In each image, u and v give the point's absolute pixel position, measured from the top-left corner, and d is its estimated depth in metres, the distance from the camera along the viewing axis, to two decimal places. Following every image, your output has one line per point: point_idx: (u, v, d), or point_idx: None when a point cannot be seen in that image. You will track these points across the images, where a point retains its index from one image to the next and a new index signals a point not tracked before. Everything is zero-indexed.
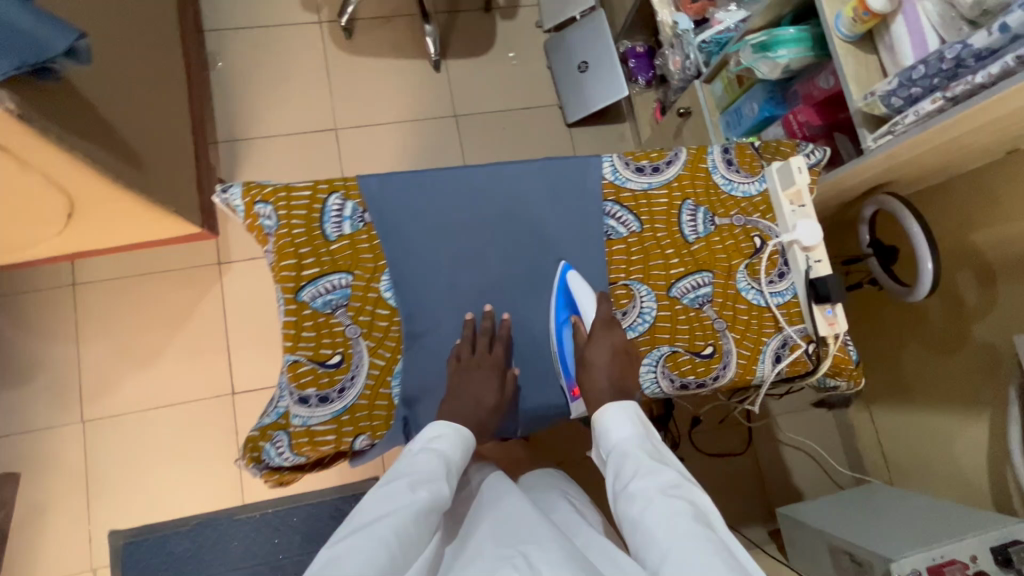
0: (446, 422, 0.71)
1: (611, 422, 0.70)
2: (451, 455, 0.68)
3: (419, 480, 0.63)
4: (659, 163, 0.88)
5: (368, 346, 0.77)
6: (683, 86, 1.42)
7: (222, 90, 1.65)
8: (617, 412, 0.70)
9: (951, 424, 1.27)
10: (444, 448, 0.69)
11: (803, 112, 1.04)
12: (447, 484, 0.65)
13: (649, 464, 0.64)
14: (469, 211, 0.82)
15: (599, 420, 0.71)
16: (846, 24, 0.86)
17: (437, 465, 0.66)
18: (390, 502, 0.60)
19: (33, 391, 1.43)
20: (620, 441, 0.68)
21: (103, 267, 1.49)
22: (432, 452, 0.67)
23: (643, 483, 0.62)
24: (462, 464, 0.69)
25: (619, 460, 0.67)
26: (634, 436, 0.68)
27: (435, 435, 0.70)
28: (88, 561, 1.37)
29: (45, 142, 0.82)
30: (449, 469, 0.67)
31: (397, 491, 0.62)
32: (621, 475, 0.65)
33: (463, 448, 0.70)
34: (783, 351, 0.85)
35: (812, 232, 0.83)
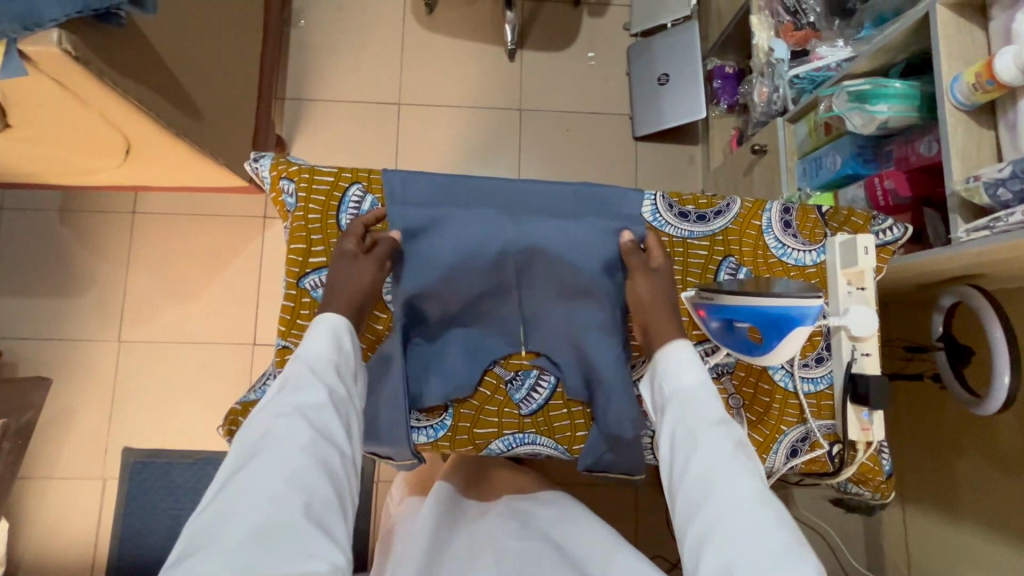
0: (319, 322, 0.68)
1: (679, 363, 0.68)
2: (328, 357, 0.65)
3: (291, 400, 0.62)
4: (706, 211, 0.80)
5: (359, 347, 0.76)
6: (765, 120, 1.31)
7: (300, 49, 1.67)
8: (689, 360, 0.68)
9: (995, 551, 1.11)
10: (312, 350, 0.65)
11: (893, 177, 0.90)
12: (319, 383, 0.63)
13: (717, 416, 0.63)
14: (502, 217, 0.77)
15: (665, 361, 0.69)
16: (963, 89, 0.74)
17: (303, 373, 0.63)
18: (268, 430, 0.60)
19: (81, 304, 1.53)
20: (687, 385, 0.66)
21: (162, 201, 1.57)
22: (300, 361, 0.64)
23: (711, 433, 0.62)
24: (340, 356, 0.66)
25: (681, 400, 0.66)
26: (706, 384, 0.66)
27: (305, 341, 0.67)
28: (100, 470, 1.48)
29: (102, 86, 0.83)
30: (332, 372, 0.64)
31: (279, 415, 0.61)
32: (685, 418, 0.64)
33: (332, 340, 0.66)
34: (801, 446, 0.76)
35: (863, 322, 0.72)
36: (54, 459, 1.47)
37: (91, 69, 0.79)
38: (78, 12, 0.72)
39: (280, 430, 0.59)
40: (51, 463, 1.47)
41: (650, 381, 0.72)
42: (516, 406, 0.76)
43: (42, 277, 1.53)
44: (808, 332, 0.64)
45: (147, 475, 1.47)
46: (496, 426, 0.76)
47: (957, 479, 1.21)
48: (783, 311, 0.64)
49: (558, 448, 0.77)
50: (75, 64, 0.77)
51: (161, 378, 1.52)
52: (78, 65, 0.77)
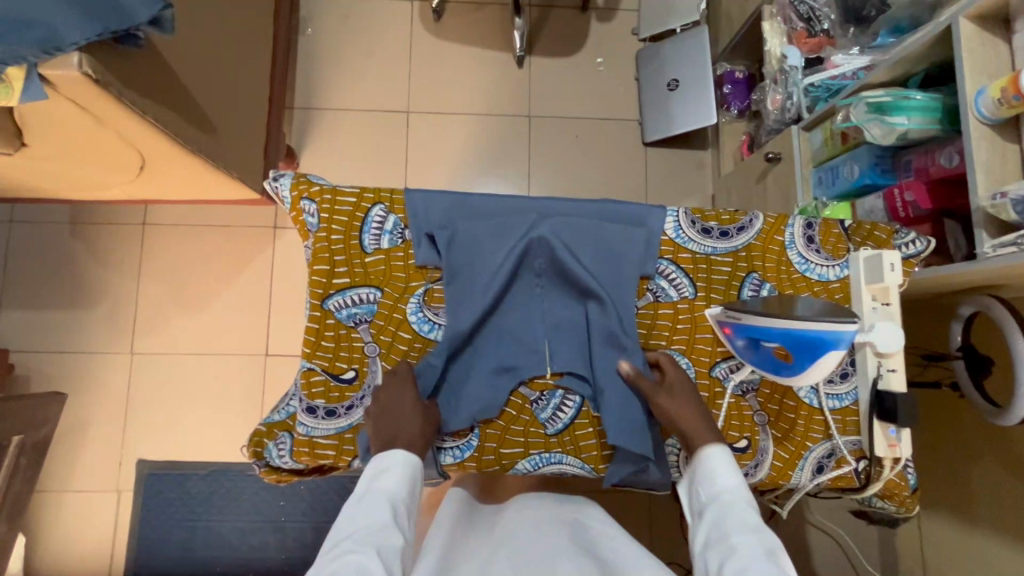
0: (391, 455, 0.66)
1: (714, 467, 0.67)
2: (395, 490, 0.64)
3: (368, 540, 0.58)
4: (729, 227, 0.79)
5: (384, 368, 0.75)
6: (779, 127, 1.30)
7: (307, 57, 1.66)
8: (727, 461, 0.66)
9: (1007, 556, 1.11)
10: (389, 488, 0.64)
11: (914, 189, 0.90)
12: (396, 525, 0.62)
13: (752, 521, 0.60)
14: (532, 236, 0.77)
15: (702, 458, 0.67)
16: (988, 104, 0.74)
17: (382, 511, 0.62)
18: (336, 571, 0.55)
19: (93, 316, 1.53)
20: (726, 491, 0.64)
21: (172, 212, 1.57)
22: (377, 494, 0.63)
23: (743, 538, 0.58)
24: (412, 495, 0.66)
25: (716, 507, 0.63)
26: (740, 488, 0.64)
27: (376, 469, 0.65)
28: (115, 482, 1.48)
29: (119, 107, 0.83)
30: (398, 512, 0.63)
31: (341, 551, 0.57)
32: (719, 523, 0.61)
33: (410, 476, 0.66)
34: (827, 462, 0.76)
35: (890, 338, 0.72)
36: (68, 472, 1.47)
37: (110, 90, 0.78)
38: (98, 36, 0.72)
39: (351, 571, 0.55)
40: (66, 476, 1.47)
41: (687, 483, 0.70)
42: (542, 425, 0.76)
43: (53, 290, 1.53)
44: (840, 357, 0.63)
45: (161, 486, 1.47)
46: (523, 446, 0.76)
47: (972, 485, 1.20)
48: (820, 335, 0.62)
49: (585, 467, 0.77)
50: (95, 87, 0.76)
51: (174, 390, 1.52)
52: (97, 87, 0.77)
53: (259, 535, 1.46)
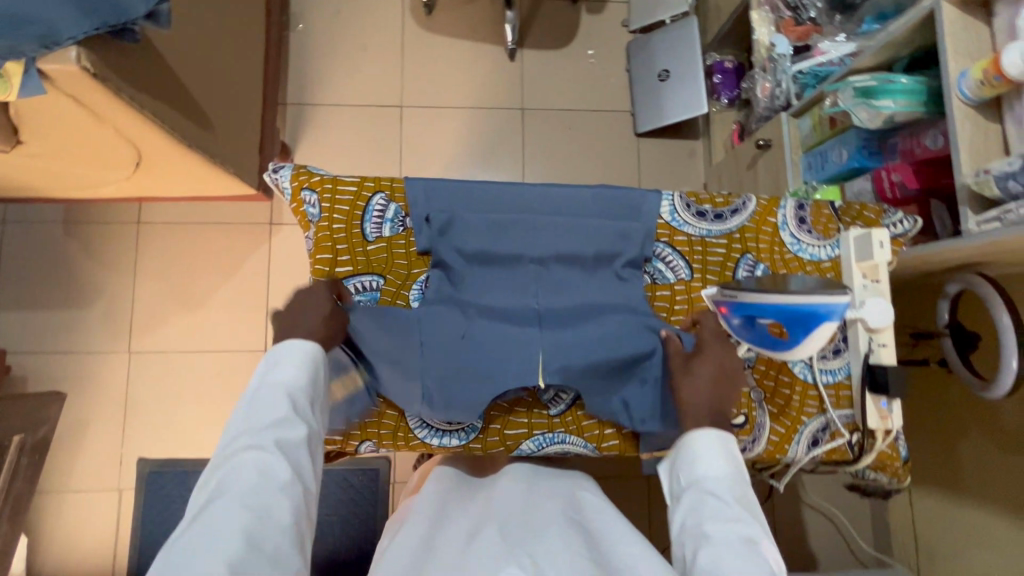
0: (292, 347, 0.64)
1: (702, 450, 0.65)
2: (294, 384, 0.62)
3: (269, 435, 0.58)
4: (723, 210, 0.81)
5: None
6: (769, 115, 1.32)
7: (300, 53, 1.66)
8: (716, 443, 0.65)
9: (995, 527, 1.14)
10: (285, 381, 0.62)
11: (900, 171, 0.93)
12: (297, 415, 0.61)
13: (732, 507, 0.61)
14: (528, 225, 0.79)
15: (692, 441, 0.66)
16: (970, 85, 0.76)
17: (281, 405, 0.60)
18: (237, 473, 0.55)
19: (89, 316, 1.52)
20: (709, 474, 0.64)
21: (166, 211, 1.56)
22: (276, 388, 0.61)
23: (723, 527, 0.59)
24: (314, 387, 0.64)
25: (698, 495, 0.63)
26: (724, 476, 0.64)
27: (274, 363, 0.63)
28: (116, 481, 1.48)
29: (117, 102, 0.83)
30: (297, 404, 0.62)
31: (243, 448, 0.57)
32: (699, 512, 0.62)
33: (310, 368, 0.64)
34: (822, 435, 0.79)
35: (880, 314, 0.74)
36: (69, 472, 1.47)
37: (108, 85, 0.79)
38: (97, 30, 0.72)
39: (252, 471, 0.56)
40: (66, 477, 1.47)
41: (668, 465, 0.69)
42: (545, 407, 0.78)
43: (48, 290, 1.52)
44: (834, 328, 0.66)
45: (163, 484, 1.48)
46: (527, 426, 0.78)
47: (961, 460, 1.23)
48: (813, 308, 0.65)
49: (588, 446, 0.79)
50: (93, 81, 0.77)
51: (173, 388, 1.52)
52: (96, 81, 0.77)
53: None
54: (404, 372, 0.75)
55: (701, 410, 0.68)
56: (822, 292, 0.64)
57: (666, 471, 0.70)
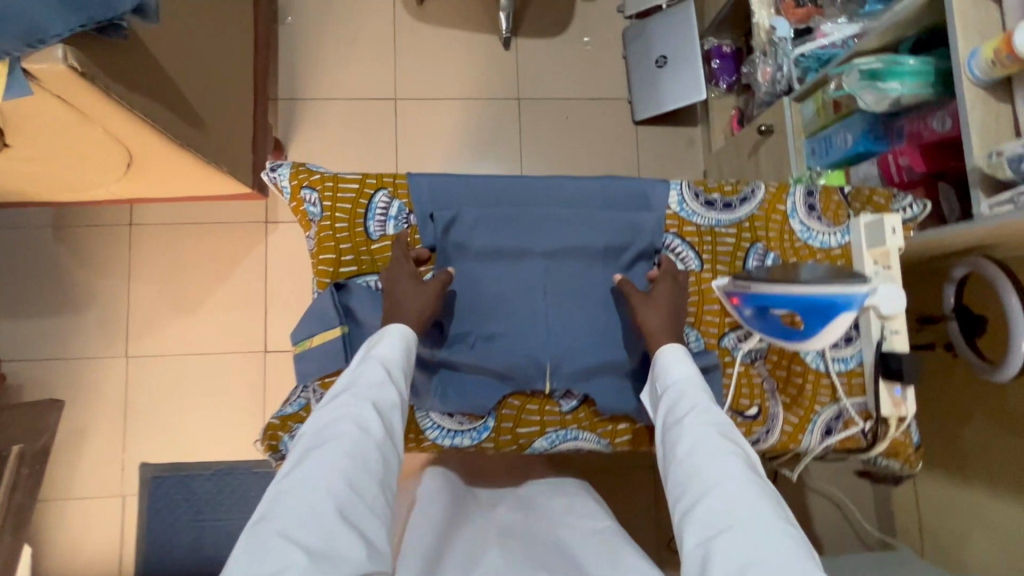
0: (391, 328, 0.68)
1: (669, 362, 0.68)
2: (394, 355, 0.66)
3: (369, 396, 0.61)
4: (732, 198, 0.80)
5: None
6: (770, 101, 1.30)
7: (289, 47, 1.62)
8: (677, 355, 0.68)
9: (1002, 509, 1.14)
10: (381, 348, 0.66)
11: (907, 154, 0.92)
12: (392, 384, 0.64)
13: (695, 407, 0.62)
14: (536, 220, 0.77)
15: (658, 360, 0.69)
16: (981, 65, 0.75)
17: (380, 372, 0.64)
18: (338, 425, 0.59)
19: (84, 321, 1.50)
20: (672, 383, 0.66)
21: (159, 212, 1.53)
22: (374, 359, 0.65)
23: (692, 424, 0.60)
24: (407, 363, 0.68)
25: (672, 398, 0.64)
26: (695, 379, 0.65)
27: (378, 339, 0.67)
28: (119, 488, 1.46)
29: (107, 102, 0.80)
30: (395, 369, 0.65)
31: (343, 403, 0.61)
32: (671, 414, 0.63)
33: (406, 346, 0.67)
34: (836, 424, 0.78)
35: (893, 300, 0.73)
36: (70, 479, 1.45)
37: (97, 84, 0.76)
38: (84, 26, 0.70)
39: (348, 426, 0.59)
40: (68, 484, 1.45)
41: (646, 387, 0.72)
42: (556, 404, 0.77)
43: (42, 296, 1.49)
44: (852, 319, 0.65)
45: (167, 490, 1.46)
46: (539, 424, 0.76)
47: (965, 443, 1.24)
48: (831, 299, 0.64)
49: (601, 442, 0.78)
50: (80, 80, 0.74)
51: (173, 392, 1.50)
52: (84, 81, 0.74)
53: None
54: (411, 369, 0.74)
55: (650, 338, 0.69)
56: (835, 286, 0.63)
57: (646, 393, 0.72)
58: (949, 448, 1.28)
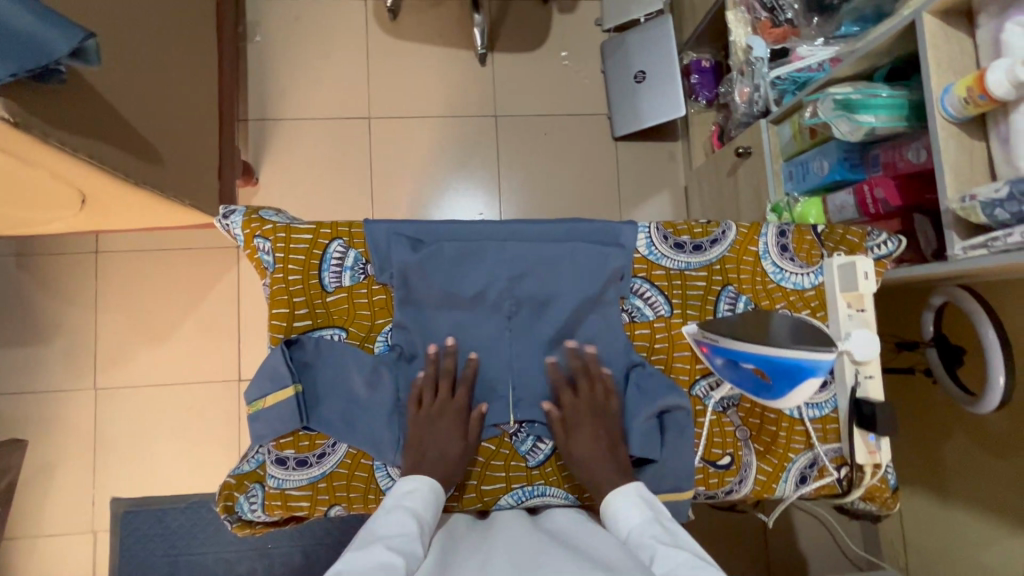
0: (423, 477, 0.67)
1: (620, 508, 0.65)
2: (423, 513, 0.63)
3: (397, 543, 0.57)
4: (702, 240, 0.78)
5: (348, 449, 0.72)
6: (747, 121, 1.28)
7: (258, 65, 1.58)
8: (623, 499, 0.65)
9: (985, 531, 1.13)
10: (411, 501, 0.64)
11: (882, 186, 0.90)
12: (421, 540, 0.60)
13: (663, 545, 0.58)
14: (497, 269, 0.74)
15: (607, 507, 0.65)
16: (954, 103, 0.73)
17: (412, 524, 0.61)
18: (371, 571, 0.53)
19: (50, 352, 1.45)
20: (629, 531, 0.62)
21: (126, 238, 1.49)
22: (402, 510, 0.62)
23: (661, 568, 0.55)
24: (434, 524, 0.64)
25: (633, 553, 0.60)
26: (650, 522, 0.62)
27: (407, 490, 0.65)
28: (89, 523, 1.42)
29: (48, 148, 0.77)
30: (423, 526, 0.62)
31: (370, 547, 0.56)
32: (637, 566, 0.58)
33: (434, 503, 0.65)
34: (810, 472, 0.76)
35: (866, 347, 0.72)
36: (38, 516, 1.41)
37: (34, 132, 0.72)
38: (15, 75, 0.67)
39: (382, 572, 0.53)
40: (36, 521, 1.41)
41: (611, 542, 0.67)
42: (522, 459, 0.74)
43: (5, 327, 1.45)
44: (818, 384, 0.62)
45: (139, 524, 1.43)
46: (504, 480, 0.74)
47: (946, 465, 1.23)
48: (797, 362, 0.61)
49: (569, 498, 0.75)
50: (14, 130, 0.70)
51: (143, 423, 1.46)
52: (18, 130, 0.70)
53: (246, 564, 1.43)
54: (372, 420, 0.72)
55: (597, 477, 0.68)
56: (797, 349, 0.60)
57: None
58: (931, 470, 1.27)
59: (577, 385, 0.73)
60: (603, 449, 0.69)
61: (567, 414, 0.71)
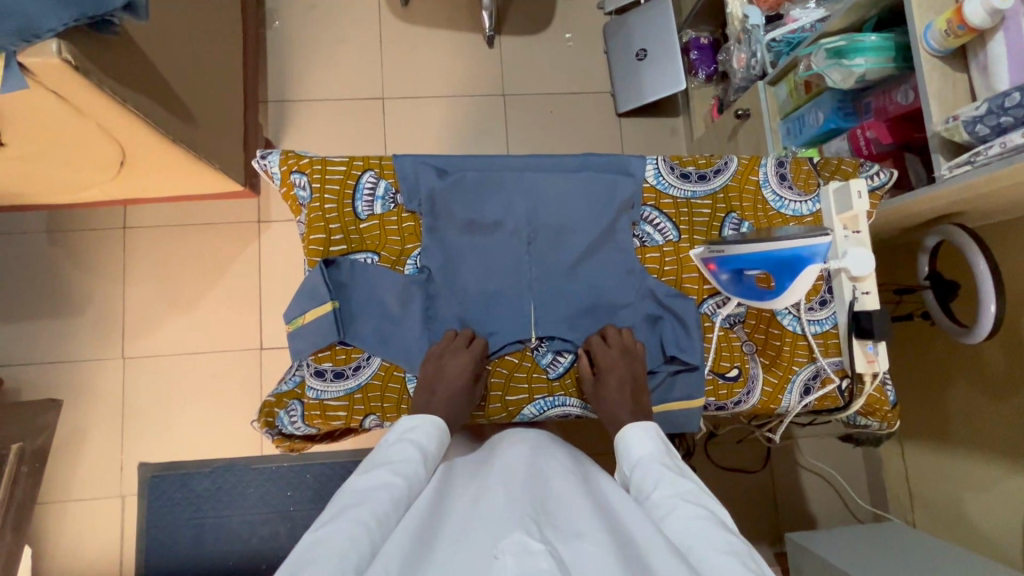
0: (420, 416, 0.70)
1: (636, 438, 0.69)
2: (427, 445, 0.67)
3: (399, 470, 0.61)
4: (706, 170, 0.84)
5: (382, 361, 0.78)
6: (745, 86, 1.35)
7: (278, 50, 1.66)
8: (640, 430, 0.69)
9: (988, 472, 1.16)
10: (417, 433, 0.67)
11: (874, 128, 0.96)
12: (426, 467, 0.64)
13: (671, 473, 0.62)
14: (516, 197, 0.80)
15: (623, 434, 0.70)
16: (936, 36, 0.78)
17: (412, 452, 0.64)
18: (374, 489, 0.58)
19: (81, 323, 1.51)
20: (643, 457, 0.66)
21: (153, 213, 1.55)
22: (408, 442, 0.65)
23: (667, 492, 0.60)
24: (439, 456, 0.68)
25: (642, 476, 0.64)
26: (663, 455, 0.66)
27: (409, 426, 0.68)
28: (117, 488, 1.47)
29: (101, 96, 0.83)
30: (427, 457, 0.66)
31: (376, 473, 0.60)
32: (643, 487, 0.62)
33: (440, 438, 0.69)
34: (813, 383, 0.82)
35: (862, 263, 0.75)
36: (69, 480, 1.46)
37: (91, 78, 0.79)
38: (77, 21, 0.72)
39: (383, 491, 0.58)
40: (67, 486, 1.46)
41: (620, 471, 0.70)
42: (543, 371, 0.80)
43: (39, 299, 1.51)
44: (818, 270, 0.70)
45: (166, 488, 1.47)
46: (527, 391, 0.79)
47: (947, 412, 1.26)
48: (796, 252, 0.70)
49: (587, 408, 0.81)
50: (75, 74, 0.77)
51: (170, 390, 1.51)
52: (78, 75, 0.77)
53: (269, 527, 1.47)
54: (403, 336, 0.78)
55: (618, 417, 0.73)
56: (798, 239, 0.70)
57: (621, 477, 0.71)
58: (934, 418, 1.30)
59: (607, 336, 0.79)
60: (636, 396, 0.75)
61: (602, 363, 0.76)
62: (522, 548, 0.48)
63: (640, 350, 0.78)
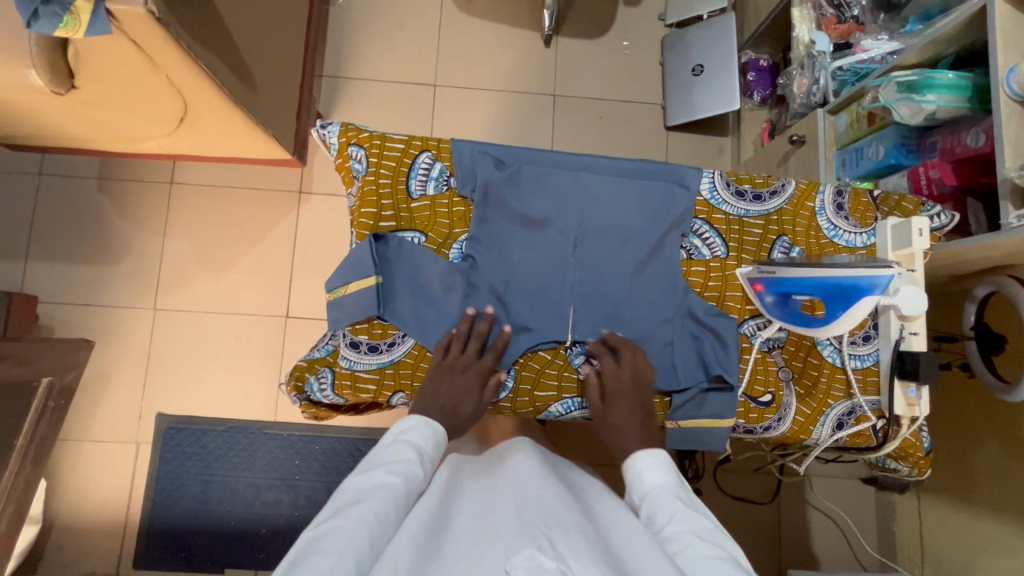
0: (417, 416, 0.70)
1: (644, 463, 0.68)
2: (424, 447, 0.67)
3: (399, 472, 0.61)
4: (762, 190, 0.83)
5: (416, 340, 0.78)
6: (803, 112, 1.32)
7: (338, 27, 1.68)
8: (651, 458, 0.68)
9: (1008, 538, 1.12)
10: (412, 433, 0.67)
11: (938, 167, 0.93)
12: (421, 469, 0.64)
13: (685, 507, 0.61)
14: (568, 194, 0.80)
15: (630, 461, 0.69)
16: (1019, 79, 0.76)
17: (410, 454, 0.64)
18: (371, 489, 0.58)
19: (118, 270, 1.55)
20: (654, 487, 0.65)
21: (199, 172, 1.59)
22: (402, 443, 0.65)
23: (678, 526, 0.59)
24: (435, 456, 0.68)
25: (652, 504, 0.63)
26: (672, 484, 0.65)
27: (402, 429, 0.68)
28: (132, 434, 1.50)
29: (175, 49, 0.85)
30: (424, 459, 0.66)
31: (374, 473, 0.60)
32: (654, 517, 0.61)
33: (435, 438, 0.69)
34: (847, 419, 0.80)
35: (914, 303, 0.73)
36: (88, 421, 1.50)
37: (169, 30, 0.80)
38: None
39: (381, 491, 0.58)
40: (85, 426, 1.50)
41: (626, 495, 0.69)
42: (575, 371, 0.80)
43: (81, 242, 1.56)
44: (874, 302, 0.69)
45: (178, 442, 1.50)
46: (557, 389, 0.79)
47: (973, 469, 1.22)
48: (852, 282, 0.69)
49: None
50: (154, 24, 0.78)
51: (194, 346, 1.54)
52: (158, 26, 0.79)
53: (273, 493, 1.49)
54: (441, 316, 0.78)
55: (627, 443, 0.72)
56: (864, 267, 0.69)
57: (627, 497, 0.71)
58: (958, 474, 1.26)
59: (619, 355, 0.77)
60: (645, 425, 0.74)
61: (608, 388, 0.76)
62: (535, 566, 0.48)
63: (648, 377, 0.77)
